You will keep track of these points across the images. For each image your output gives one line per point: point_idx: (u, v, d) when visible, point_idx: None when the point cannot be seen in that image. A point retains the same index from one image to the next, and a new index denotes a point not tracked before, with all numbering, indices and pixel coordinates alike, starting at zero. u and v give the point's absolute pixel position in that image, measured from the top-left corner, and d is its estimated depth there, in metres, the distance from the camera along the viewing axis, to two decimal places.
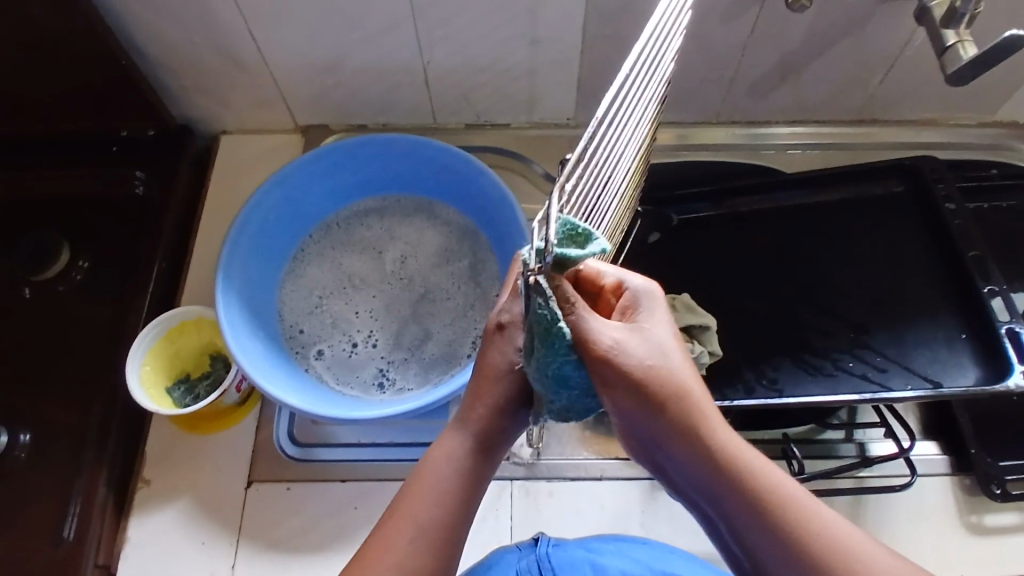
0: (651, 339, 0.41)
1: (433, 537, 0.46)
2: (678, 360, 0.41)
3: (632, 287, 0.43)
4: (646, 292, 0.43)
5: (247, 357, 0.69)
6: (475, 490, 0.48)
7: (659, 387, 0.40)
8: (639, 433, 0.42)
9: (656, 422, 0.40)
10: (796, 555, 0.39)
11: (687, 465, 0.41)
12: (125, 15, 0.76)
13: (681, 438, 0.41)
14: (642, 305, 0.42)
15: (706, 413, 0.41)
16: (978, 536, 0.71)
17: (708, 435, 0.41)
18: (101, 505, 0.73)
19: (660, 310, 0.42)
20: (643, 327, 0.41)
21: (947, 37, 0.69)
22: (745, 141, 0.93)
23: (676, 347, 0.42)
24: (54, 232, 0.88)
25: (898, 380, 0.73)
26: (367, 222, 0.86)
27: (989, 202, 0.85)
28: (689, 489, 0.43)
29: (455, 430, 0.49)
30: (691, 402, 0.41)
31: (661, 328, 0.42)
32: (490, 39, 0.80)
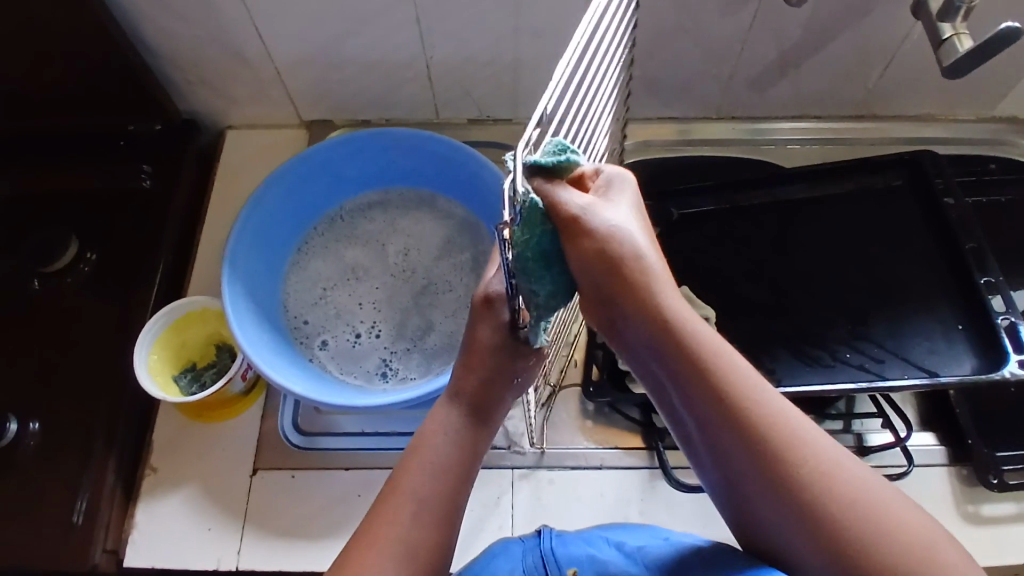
0: (619, 214, 0.43)
1: (433, 513, 0.48)
2: (644, 239, 0.43)
3: (605, 173, 0.45)
4: (620, 180, 0.45)
5: (252, 346, 0.70)
6: (470, 464, 0.51)
7: (625, 257, 0.42)
8: (599, 301, 0.44)
9: (618, 290, 0.42)
10: (737, 421, 0.43)
11: (644, 331, 0.43)
12: (133, 10, 0.78)
13: (640, 312, 0.43)
14: (614, 185, 0.45)
15: (667, 287, 0.43)
16: (975, 525, 0.72)
17: (667, 302, 0.43)
18: (110, 492, 0.74)
19: (629, 195, 0.45)
20: (613, 204, 0.44)
21: (945, 30, 0.69)
22: (745, 136, 0.94)
23: (640, 225, 0.44)
24: (63, 225, 0.89)
25: (895, 370, 0.74)
26: (370, 215, 0.87)
27: (987, 196, 0.86)
28: (638, 354, 0.45)
29: (448, 404, 0.51)
30: (655, 277, 0.43)
31: (629, 208, 0.44)
32: (492, 34, 0.81)
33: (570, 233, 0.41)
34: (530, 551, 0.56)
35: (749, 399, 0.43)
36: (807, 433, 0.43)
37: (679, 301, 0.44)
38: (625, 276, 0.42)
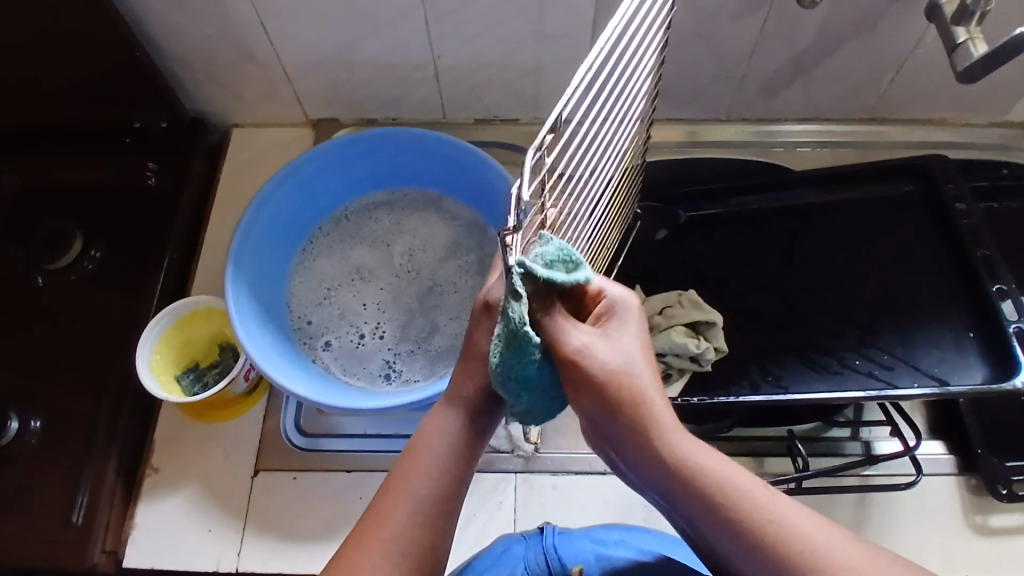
0: (622, 348, 0.44)
1: (430, 512, 0.46)
2: (644, 372, 0.43)
3: (611, 297, 0.46)
4: (627, 306, 0.46)
5: (256, 346, 0.70)
6: (468, 466, 0.49)
7: (624, 393, 0.42)
8: (605, 436, 0.44)
9: (620, 426, 0.43)
10: (751, 546, 0.41)
11: (649, 472, 0.44)
12: (139, 7, 0.77)
13: (637, 444, 0.43)
14: (619, 316, 0.45)
15: (669, 419, 0.43)
16: (983, 536, 0.71)
17: (670, 443, 0.43)
18: (110, 490, 0.74)
19: (634, 323, 0.45)
20: (617, 337, 0.44)
21: (959, 35, 0.68)
22: (754, 139, 0.93)
23: (643, 356, 0.45)
24: (68, 222, 0.89)
25: (905, 378, 0.73)
26: (376, 215, 0.87)
27: (999, 203, 0.85)
28: (650, 492, 0.45)
29: (447, 407, 0.50)
30: (655, 412, 0.43)
31: (633, 340, 0.45)
32: (500, 35, 0.80)
33: (569, 368, 0.42)
34: (534, 548, 0.61)
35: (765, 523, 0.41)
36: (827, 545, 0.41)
37: (682, 434, 0.44)
38: (625, 416, 0.43)
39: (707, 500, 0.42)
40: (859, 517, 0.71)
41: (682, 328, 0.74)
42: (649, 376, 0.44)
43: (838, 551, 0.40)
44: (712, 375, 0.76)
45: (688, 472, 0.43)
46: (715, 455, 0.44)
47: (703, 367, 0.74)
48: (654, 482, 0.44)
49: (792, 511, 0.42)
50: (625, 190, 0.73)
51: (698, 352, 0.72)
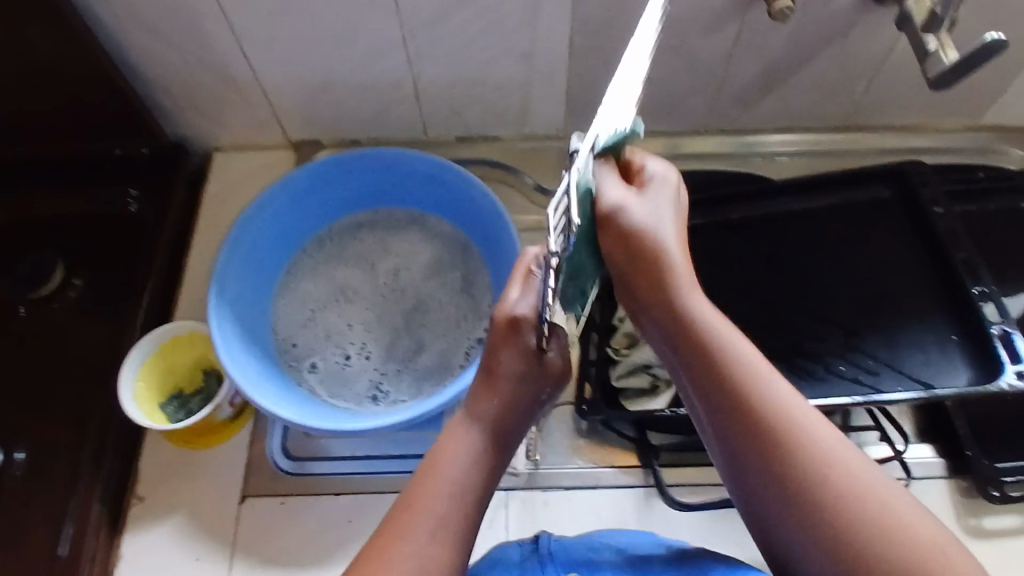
0: (653, 207, 0.52)
1: (450, 530, 0.45)
2: (669, 233, 0.52)
3: (653, 171, 0.54)
4: (667, 176, 0.55)
5: (239, 370, 0.70)
6: (487, 486, 0.49)
7: (649, 243, 0.51)
8: (631, 291, 0.53)
9: (636, 262, 0.51)
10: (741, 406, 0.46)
11: (665, 317, 0.51)
12: (118, 34, 0.77)
13: (650, 286, 0.51)
14: (658, 182, 0.54)
15: (686, 283, 0.51)
16: (976, 539, 0.71)
17: (684, 294, 0.51)
18: (96, 522, 0.72)
19: (670, 195, 0.54)
20: (651, 198, 0.53)
21: (929, 43, 0.69)
22: (734, 149, 0.94)
23: (675, 224, 0.53)
24: (50, 250, 0.88)
25: (890, 382, 0.73)
26: (360, 235, 0.86)
27: (977, 205, 0.85)
28: (661, 342, 0.52)
29: (465, 423, 0.50)
30: (675, 270, 0.51)
31: (670, 200, 0.54)
32: (478, 54, 0.81)
33: (605, 222, 0.50)
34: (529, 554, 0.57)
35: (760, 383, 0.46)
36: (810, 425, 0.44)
37: (701, 302, 0.51)
38: (644, 261, 0.51)
39: (712, 359, 0.48)
40: None
41: None
42: (677, 238, 0.53)
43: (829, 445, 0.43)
44: None
45: (699, 331, 0.49)
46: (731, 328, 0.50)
47: None
48: (667, 327, 0.50)
49: (793, 397, 0.46)
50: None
51: None
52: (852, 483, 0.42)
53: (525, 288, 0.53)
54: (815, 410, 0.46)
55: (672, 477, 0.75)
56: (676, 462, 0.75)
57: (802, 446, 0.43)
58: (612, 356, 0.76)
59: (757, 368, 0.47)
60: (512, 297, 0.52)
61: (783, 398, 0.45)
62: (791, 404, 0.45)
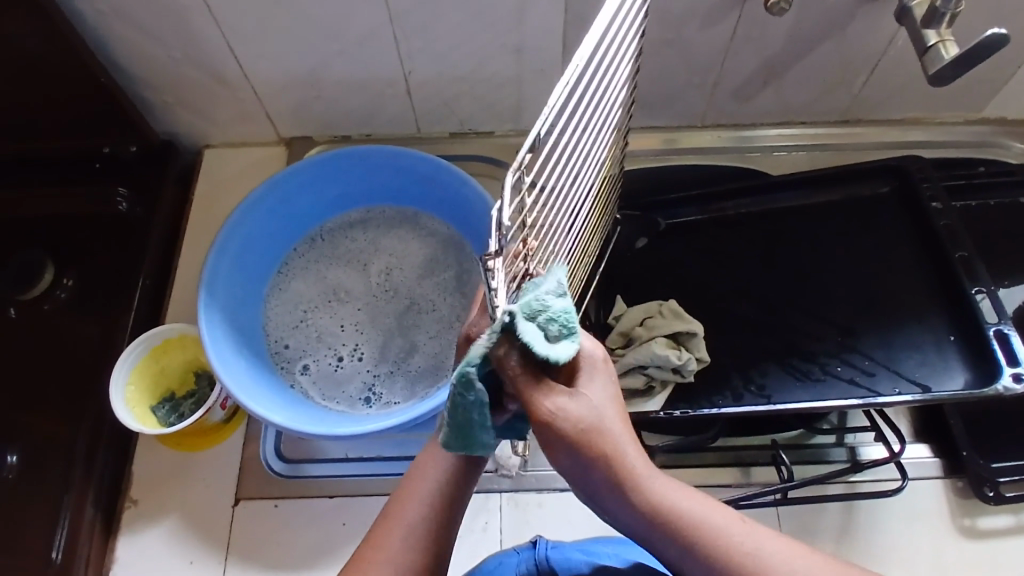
0: (591, 403, 0.38)
1: (418, 547, 0.45)
2: (616, 425, 0.38)
3: (582, 351, 0.40)
4: (597, 358, 0.40)
5: (230, 374, 0.69)
6: (461, 502, 0.47)
7: (602, 450, 0.38)
8: (580, 488, 0.40)
9: (593, 473, 0.38)
10: None
11: (628, 516, 0.40)
12: (101, 31, 0.76)
13: (612, 489, 0.39)
14: (584, 372, 0.39)
15: (643, 466, 0.39)
16: (971, 538, 0.71)
17: (653, 490, 0.39)
18: (89, 526, 0.72)
19: (605, 373, 0.40)
20: (585, 393, 0.38)
21: (929, 37, 0.68)
22: (730, 144, 0.92)
23: (614, 405, 0.39)
24: (40, 251, 0.87)
25: (887, 384, 0.73)
26: (352, 234, 0.85)
27: (976, 200, 0.84)
28: (625, 528, 0.42)
29: (441, 440, 0.48)
30: (629, 468, 0.38)
31: (602, 395, 0.39)
32: (470, 49, 0.79)
33: (542, 428, 0.37)
34: (525, 559, 0.57)
35: (748, 560, 0.39)
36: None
37: (659, 481, 0.40)
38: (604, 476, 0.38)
39: (696, 545, 0.40)
40: (849, 524, 0.71)
41: (665, 338, 0.73)
42: (621, 425, 0.39)
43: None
44: (695, 386, 0.75)
45: (673, 526, 0.40)
46: (696, 500, 0.41)
47: (685, 378, 0.73)
48: (633, 528, 0.40)
49: (783, 559, 0.40)
50: (603, 200, 0.70)
51: (681, 363, 0.71)
52: None
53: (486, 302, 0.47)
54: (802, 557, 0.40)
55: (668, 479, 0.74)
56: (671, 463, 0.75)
57: None
58: None
59: (743, 542, 0.40)
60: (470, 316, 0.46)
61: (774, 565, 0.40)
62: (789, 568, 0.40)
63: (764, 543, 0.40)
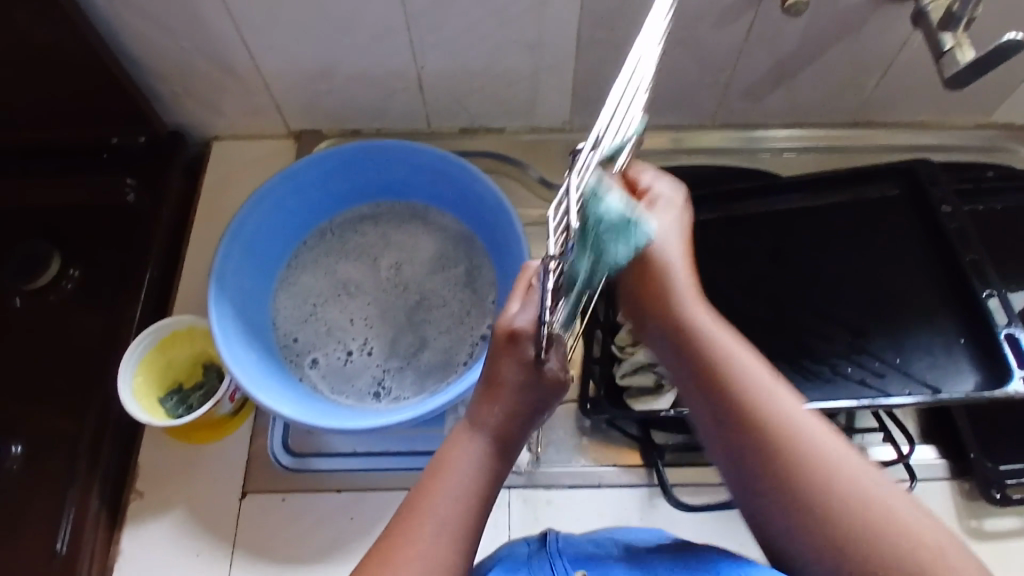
0: (663, 225, 0.56)
1: (454, 534, 0.46)
2: (677, 251, 0.55)
3: (660, 190, 0.58)
4: (674, 198, 0.57)
5: (241, 367, 0.69)
6: (493, 488, 0.49)
7: (657, 261, 0.54)
8: (635, 306, 0.56)
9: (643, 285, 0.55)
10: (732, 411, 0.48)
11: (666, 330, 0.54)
12: (113, 21, 0.75)
13: (654, 300, 0.54)
14: (663, 201, 0.57)
15: (689, 298, 0.54)
16: (978, 540, 0.71)
17: (691, 314, 0.53)
18: (94, 518, 0.72)
19: (677, 211, 0.57)
20: (658, 214, 0.56)
21: (946, 40, 0.68)
22: (740, 145, 0.93)
23: (679, 238, 0.56)
24: (45, 241, 0.87)
25: (896, 385, 0.73)
26: (361, 229, 0.85)
27: (984, 204, 0.84)
28: (664, 355, 0.54)
29: (469, 431, 0.50)
30: (677, 288, 0.54)
31: (674, 222, 0.56)
32: (484, 44, 0.79)
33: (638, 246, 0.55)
34: (535, 553, 0.51)
35: (749, 384, 0.49)
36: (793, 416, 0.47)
37: (706, 314, 0.54)
38: (652, 278, 0.54)
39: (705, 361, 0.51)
40: None
41: None
42: (683, 255, 0.56)
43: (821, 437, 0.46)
44: None
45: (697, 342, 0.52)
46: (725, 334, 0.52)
47: None
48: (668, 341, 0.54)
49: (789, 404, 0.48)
50: None
51: None
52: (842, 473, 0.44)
53: (525, 300, 0.52)
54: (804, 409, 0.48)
55: (677, 477, 0.74)
56: (679, 462, 0.75)
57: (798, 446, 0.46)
58: (617, 354, 0.75)
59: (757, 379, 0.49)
60: (511, 311, 0.51)
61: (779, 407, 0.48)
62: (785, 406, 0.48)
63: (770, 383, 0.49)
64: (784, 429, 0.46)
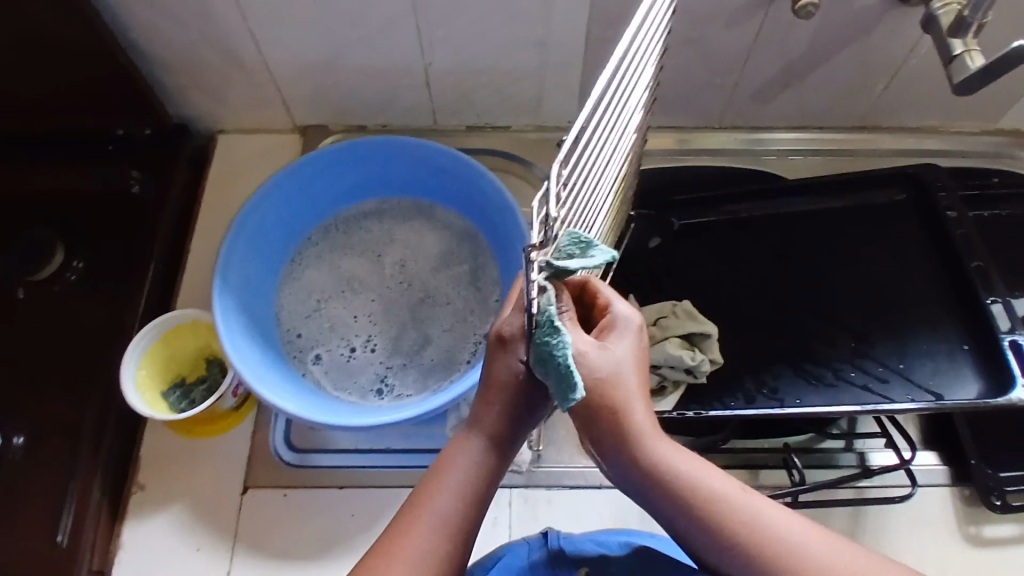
0: (614, 358, 0.46)
1: (446, 542, 0.47)
2: (633, 377, 0.46)
3: (619, 311, 0.48)
4: (630, 320, 0.48)
5: (244, 362, 0.69)
6: (491, 487, 0.49)
7: (611, 398, 0.45)
8: (592, 433, 0.47)
9: (599, 421, 0.46)
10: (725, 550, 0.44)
11: (628, 464, 0.46)
12: (120, 12, 0.75)
13: (615, 439, 0.46)
14: (620, 326, 0.47)
15: (647, 426, 0.46)
16: (977, 547, 0.71)
17: (654, 447, 0.46)
18: (95, 509, 0.72)
19: (635, 334, 0.48)
20: (614, 345, 0.47)
21: (955, 46, 0.68)
22: (746, 147, 0.92)
23: (636, 362, 0.47)
24: (50, 231, 0.87)
25: (899, 390, 0.73)
26: (366, 225, 0.85)
27: (990, 210, 0.84)
28: (624, 483, 0.48)
29: (467, 433, 0.50)
30: (636, 424, 0.46)
31: (630, 352, 0.47)
32: (492, 42, 0.79)
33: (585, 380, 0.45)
34: (538, 549, 0.53)
35: (735, 519, 0.45)
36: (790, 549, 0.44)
37: (665, 443, 0.47)
38: (608, 417, 0.46)
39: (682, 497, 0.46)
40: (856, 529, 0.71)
41: (677, 338, 0.74)
42: (639, 385, 0.47)
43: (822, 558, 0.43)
44: (705, 387, 0.75)
45: (664, 478, 0.46)
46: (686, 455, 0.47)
47: (698, 379, 0.74)
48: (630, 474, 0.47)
49: (776, 529, 0.44)
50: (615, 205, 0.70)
51: (692, 364, 0.72)
52: None
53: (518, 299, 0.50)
54: (791, 527, 0.45)
55: None
56: None
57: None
58: None
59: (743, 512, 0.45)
60: (503, 312, 0.49)
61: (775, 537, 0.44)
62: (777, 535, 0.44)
63: (749, 504, 0.45)
64: (786, 563, 0.43)
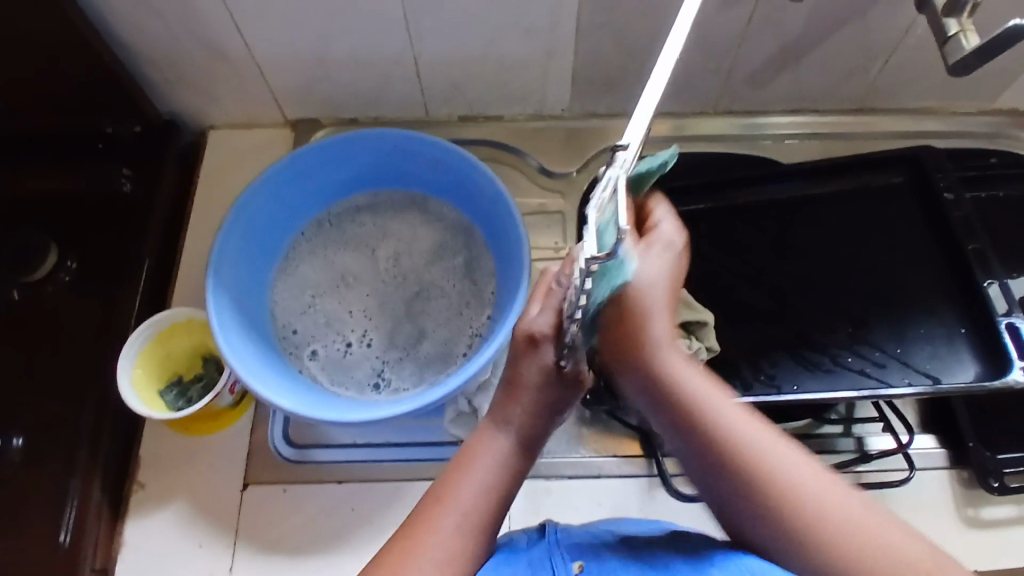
0: (652, 267, 0.52)
1: (473, 524, 0.47)
2: (660, 294, 0.52)
3: (662, 228, 0.54)
4: (673, 240, 0.54)
5: (240, 360, 0.68)
6: (516, 483, 0.51)
7: (639, 304, 0.51)
8: (614, 347, 0.52)
9: (622, 328, 0.51)
10: (710, 450, 0.48)
11: (644, 376, 0.52)
12: (105, 8, 0.74)
13: (635, 348, 0.51)
14: (664, 242, 0.54)
15: (665, 340, 0.52)
16: (976, 529, 0.71)
17: (667, 359, 0.51)
18: (96, 511, 0.72)
19: (675, 256, 0.54)
20: (651, 258, 0.53)
21: (950, 26, 0.67)
22: (741, 132, 0.92)
23: (666, 284, 0.53)
24: (43, 232, 0.87)
25: (897, 375, 0.73)
26: (360, 219, 0.85)
27: (987, 191, 0.84)
28: (641, 397, 0.53)
29: (492, 428, 0.52)
30: (655, 333, 0.51)
31: (666, 267, 0.53)
32: (482, 31, 0.78)
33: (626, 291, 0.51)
34: (536, 544, 0.51)
35: (730, 427, 0.48)
36: (779, 456, 0.47)
37: (681, 359, 0.52)
38: (631, 321, 0.51)
39: (686, 405, 0.50)
40: None
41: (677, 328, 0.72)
42: (666, 301, 0.53)
43: (809, 474, 0.46)
44: None
45: (673, 386, 0.50)
46: (699, 376, 0.51)
47: None
48: (645, 387, 0.52)
49: (773, 442, 0.48)
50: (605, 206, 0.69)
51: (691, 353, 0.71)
52: (839, 514, 0.44)
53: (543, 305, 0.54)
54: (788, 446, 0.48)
55: (676, 466, 0.75)
56: None
57: (788, 482, 0.45)
58: None
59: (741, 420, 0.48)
60: (531, 315, 0.53)
61: (765, 446, 0.47)
62: (769, 445, 0.47)
63: (750, 419, 0.49)
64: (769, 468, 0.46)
